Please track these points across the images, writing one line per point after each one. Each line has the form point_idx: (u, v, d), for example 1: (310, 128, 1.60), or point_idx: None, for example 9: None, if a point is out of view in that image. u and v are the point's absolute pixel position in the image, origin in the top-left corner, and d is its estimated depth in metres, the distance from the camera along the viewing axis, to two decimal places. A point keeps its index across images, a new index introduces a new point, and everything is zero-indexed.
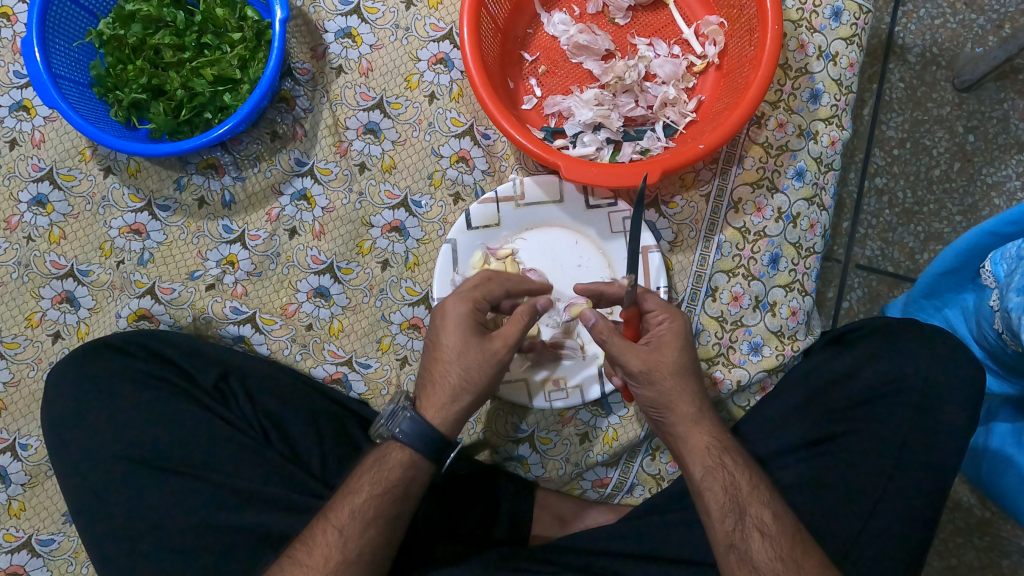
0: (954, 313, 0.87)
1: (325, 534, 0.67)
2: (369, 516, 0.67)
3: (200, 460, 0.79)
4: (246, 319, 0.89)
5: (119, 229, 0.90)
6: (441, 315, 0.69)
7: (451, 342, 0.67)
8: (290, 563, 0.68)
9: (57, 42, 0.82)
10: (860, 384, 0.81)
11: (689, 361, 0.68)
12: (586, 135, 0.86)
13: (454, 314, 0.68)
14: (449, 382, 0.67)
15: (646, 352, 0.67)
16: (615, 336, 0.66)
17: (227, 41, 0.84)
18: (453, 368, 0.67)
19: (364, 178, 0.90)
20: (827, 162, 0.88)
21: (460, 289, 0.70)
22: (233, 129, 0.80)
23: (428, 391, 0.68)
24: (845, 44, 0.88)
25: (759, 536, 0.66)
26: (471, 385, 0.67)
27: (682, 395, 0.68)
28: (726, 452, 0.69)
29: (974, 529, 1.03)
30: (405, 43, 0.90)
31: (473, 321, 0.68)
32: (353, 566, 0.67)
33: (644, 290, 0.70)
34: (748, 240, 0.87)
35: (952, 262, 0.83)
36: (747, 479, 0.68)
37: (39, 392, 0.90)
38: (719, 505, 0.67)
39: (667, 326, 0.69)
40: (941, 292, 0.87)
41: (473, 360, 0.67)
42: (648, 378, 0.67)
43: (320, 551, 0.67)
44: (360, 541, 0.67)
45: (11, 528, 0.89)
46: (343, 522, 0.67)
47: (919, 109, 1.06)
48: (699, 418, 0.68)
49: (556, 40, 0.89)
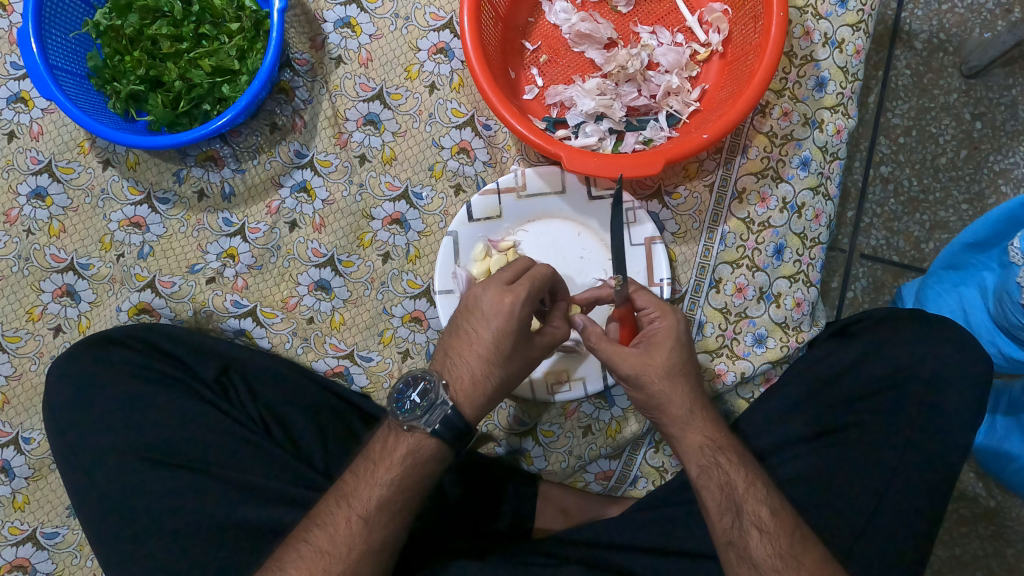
0: (970, 291, 0.90)
1: (349, 522, 0.66)
2: (396, 507, 0.67)
3: (200, 455, 0.78)
4: (247, 312, 0.88)
5: (119, 222, 0.89)
6: (490, 308, 0.65)
7: (501, 344, 0.65)
8: (309, 550, 0.66)
9: (54, 33, 0.81)
10: (861, 378, 0.80)
11: (682, 361, 0.68)
12: (588, 125, 0.84)
13: (511, 316, 0.64)
14: (488, 382, 0.67)
15: (636, 356, 0.66)
16: (603, 342, 0.67)
17: (225, 31, 0.84)
18: (496, 370, 0.66)
19: (365, 169, 0.89)
20: (833, 151, 0.87)
21: (517, 286, 0.65)
22: (231, 121, 0.80)
23: (463, 386, 0.66)
24: (851, 30, 0.87)
25: (756, 533, 0.66)
26: (506, 385, 0.68)
27: (674, 396, 0.67)
28: (721, 452, 0.68)
29: (979, 518, 1.03)
30: (405, 33, 0.89)
31: (525, 324, 0.65)
32: (376, 554, 0.67)
33: (635, 287, 0.69)
34: (752, 231, 0.87)
35: (983, 234, 0.87)
36: (744, 477, 0.68)
37: (40, 385, 0.90)
38: (716, 504, 0.67)
39: (661, 325, 0.68)
40: (963, 267, 0.90)
41: (516, 366, 0.67)
42: (637, 381, 0.67)
43: (343, 539, 0.66)
44: (385, 530, 0.67)
45: (16, 521, 0.89)
46: (369, 512, 0.67)
47: (926, 96, 1.05)
48: (690, 419, 0.68)
49: (557, 28, 0.87)
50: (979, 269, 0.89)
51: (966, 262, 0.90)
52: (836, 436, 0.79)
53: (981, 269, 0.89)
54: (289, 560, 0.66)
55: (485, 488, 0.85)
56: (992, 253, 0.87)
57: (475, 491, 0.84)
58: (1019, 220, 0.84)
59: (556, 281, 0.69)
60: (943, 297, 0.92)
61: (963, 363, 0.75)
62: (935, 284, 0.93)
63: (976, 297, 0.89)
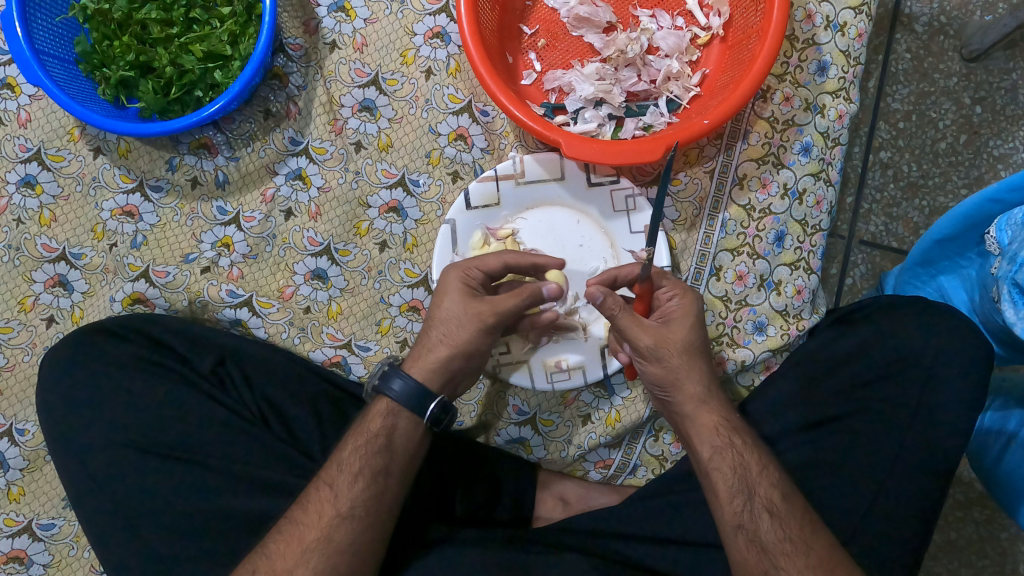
0: (949, 280, 0.89)
1: (317, 490, 0.68)
2: (356, 467, 0.67)
3: (199, 444, 0.78)
4: (243, 302, 0.87)
5: (111, 211, 0.88)
6: (438, 284, 0.72)
7: (435, 301, 0.71)
8: (285, 523, 0.67)
9: (39, 16, 0.79)
10: (866, 364, 0.80)
11: (700, 339, 0.68)
12: (587, 110, 0.83)
13: (445, 278, 0.72)
14: (431, 336, 0.70)
15: (656, 328, 0.67)
16: (624, 312, 0.65)
17: (217, 15, 0.82)
18: (435, 324, 0.70)
19: (361, 157, 0.87)
20: (834, 137, 0.86)
21: (460, 261, 0.73)
22: (225, 107, 0.78)
23: (413, 347, 0.72)
24: (854, 13, 0.86)
25: (768, 516, 0.65)
26: (451, 338, 0.69)
27: (691, 373, 0.68)
28: (735, 433, 0.68)
29: (974, 503, 1.04)
30: (400, 17, 0.87)
31: (460, 283, 0.71)
32: (348, 521, 0.66)
33: (656, 269, 0.70)
34: (753, 218, 0.86)
35: (952, 229, 0.85)
36: (758, 459, 0.68)
37: (33, 376, 0.89)
38: (727, 486, 0.66)
39: (679, 302, 0.69)
40: (937, 260, 0.89)
41: (453, 317, 0.69)
42: (656, 355, 0.67)
43: (313, 507, 0.67)
44: (351, 492, 0.67)
45: (12, 513, 0.88)
46: (333, 477, 0.68)
47: (926, 81, 1.04)
48: (706, 398, 0.69)
49: (556, 12, 0.86)
50: (956, 260, 0.88)
51: (942, 255, 0.88)
52: (840, 424, 0.79)
53: (955, 260, 0.88)
54: (270, 537, 0.67)
55: (477, 475, 0.84)
56: (967, 244, 0.86)
57: (466, 478, 0.83)
58: (987, 215, 0.82)
59: (510, 262, 0.73)
60: (924, 288, 0.91)
61: (967, 348, 0.75)
62: (912, 277, 0.92)
63: (958, 286, 0.89)
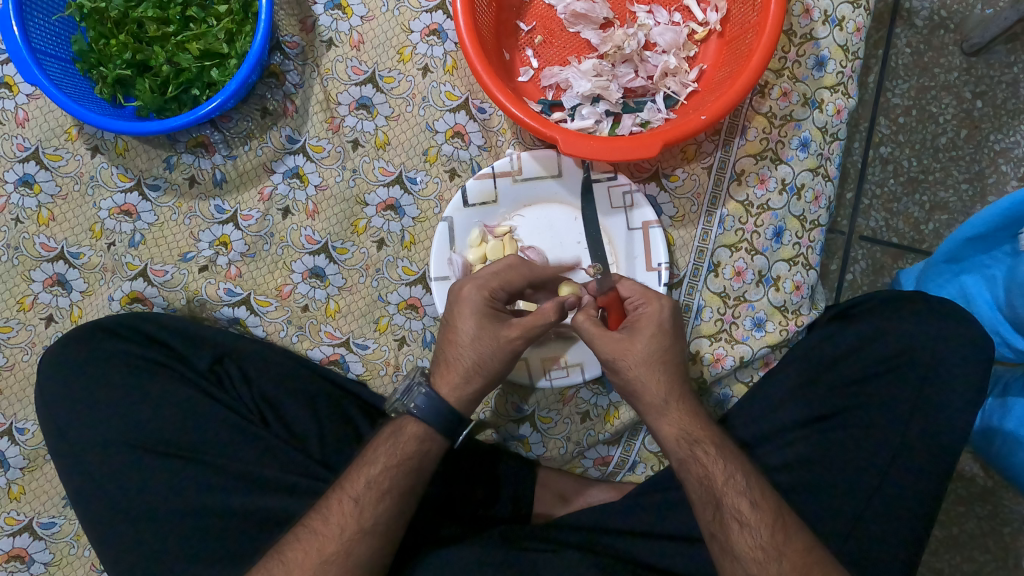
0: (972, 278, 0.89)
1: (340, 502, 0.68)
2: (386, 486, 0.68)
3: (197, 443, 0.78)
4: (241, 301, 0.87)
5: (108, 210, 0.88)
6: (459, 300, 0.70)
7: (465, 325, 0.69)
8: (305, 532, 0.67)
9: (36, 15, 0.79)
10: (864, 360, 0.79)
11: (663, 349, 0.67)
12: (585, 107, 0.83)
13: (470, 300, 0.70)
14: (464, 363, 0.70)
15: (616, 341, 0.67)
16: (589, 323, 0.68)
17: (213, 14, 0.81)
18: (468, 351, 0.69)
19: (358, 154, 0.87)
20: (832, 132, 0.86)
21: (478, 276, 0.71)
22: (221, 105, 0.78)
23: (441, 368, 0.71)
24: (851, 8, 0.85)
25: (737, 526, 0.66)
26: (484, 368, 0.70)
27: (649, 383, 0.67)
28: (697, 445, 0.67)
29: (976, 498, 1.03)
30: (397, 14, 0.87)
31: (487, 308, 0.70)
32: (369, 536, 0.67)
33: (619, 279, 0.72)
34: (751, 214, 0.86)
35: (984, 229, 0.84)
36: (723, 471, 0.67)
37: (33, 376, 0.89)
38: (698, 497, 0.67)
39: (645, 311, 0.69)
40: (962, 258, 0.88)
41: (488, 347, 0.69)
42: (614, 366, 0.68)
43: (335, 520, 0.67)
44: (377, 509, 0.67)
45: (12, 512, 0.89)
46: (359, 492, 0.68)
47: (926, 75, 1.03)
48: (664, 409, 0.67)
49: (553, 8, 0.85)
50: (983, 257, 0.87)
51: (969, 254, 0.88)
52: (838, 420, 0.79)
53: (982, 259, 0.87)
54: (287, 542, 0.68)
55: (478, 473, 0.84)
56: (996, 244, 0.85)
57: (469, 476, 0.84)
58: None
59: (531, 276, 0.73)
60: (945, 286, 0.91)
61: (965, 344, 0.75)
62: (935, 274, 0.91)
63: (981, 285, 0.88)
